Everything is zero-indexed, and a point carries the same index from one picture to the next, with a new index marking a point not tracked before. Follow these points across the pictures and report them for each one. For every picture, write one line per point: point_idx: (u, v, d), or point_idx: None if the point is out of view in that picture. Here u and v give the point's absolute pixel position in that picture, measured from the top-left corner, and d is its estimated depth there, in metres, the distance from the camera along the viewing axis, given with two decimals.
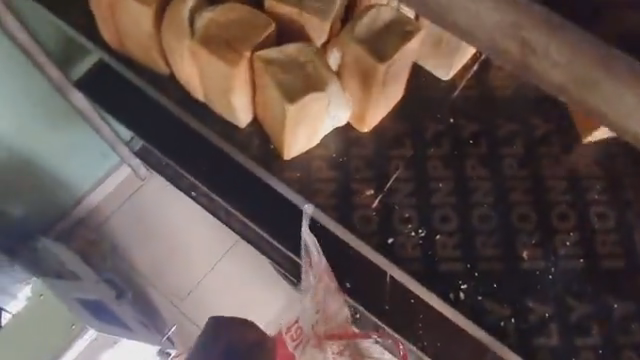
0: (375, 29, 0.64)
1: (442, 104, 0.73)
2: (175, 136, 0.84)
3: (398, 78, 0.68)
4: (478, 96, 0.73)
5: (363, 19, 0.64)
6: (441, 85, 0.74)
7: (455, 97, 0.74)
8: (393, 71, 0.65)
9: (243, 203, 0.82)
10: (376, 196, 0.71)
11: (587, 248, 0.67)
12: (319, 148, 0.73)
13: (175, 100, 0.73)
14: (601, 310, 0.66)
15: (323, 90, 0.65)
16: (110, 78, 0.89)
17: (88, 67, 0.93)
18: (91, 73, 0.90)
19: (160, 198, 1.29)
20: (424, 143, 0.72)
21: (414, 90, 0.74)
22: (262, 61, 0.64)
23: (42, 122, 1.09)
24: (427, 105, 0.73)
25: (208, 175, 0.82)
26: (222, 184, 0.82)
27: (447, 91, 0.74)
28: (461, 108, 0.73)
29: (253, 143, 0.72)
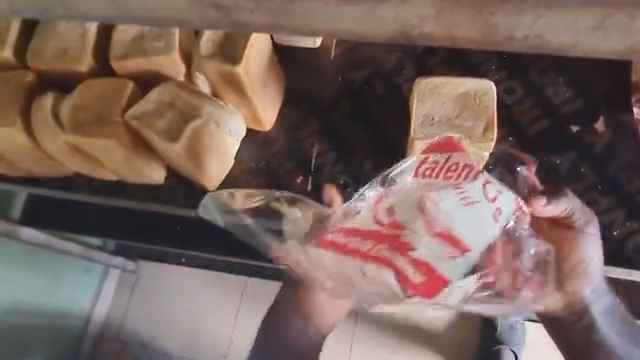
0: (218, 38, 0.65)
1: (326, 69, 0.77)
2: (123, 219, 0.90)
3: (267, 71, 0.69)
4: (353, 45, 0.77)
5: (203, 37, 0.64)
6: (315, 52, 0.77)
7: (333, 56, 0.77)
8: (256, 68, 0.66)
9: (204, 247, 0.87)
10: (307, 180, 0.74)
11: (511, 124, 0.71)
12: (237, 164, 0.76)
13: (93, 191, 0.77)
14: (546, 174, 0.69)
15: (199, 117, 0.66)
16: (44, 202, 0.95)
17: (20, 203, 0.99)
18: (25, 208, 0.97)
19: (158, 278, 1.54)
20: (326, 110, 0.76)
21: (294, 69, 0.77)
22: (134, 119, 0.65)
23: (14, 271, 1.30)
24: (313, 76, 0.77)
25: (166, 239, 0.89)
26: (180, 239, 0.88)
27: (324, 55, 0.77)
28: (344, 63, 0.77)
29: (180, 192, 0.76)
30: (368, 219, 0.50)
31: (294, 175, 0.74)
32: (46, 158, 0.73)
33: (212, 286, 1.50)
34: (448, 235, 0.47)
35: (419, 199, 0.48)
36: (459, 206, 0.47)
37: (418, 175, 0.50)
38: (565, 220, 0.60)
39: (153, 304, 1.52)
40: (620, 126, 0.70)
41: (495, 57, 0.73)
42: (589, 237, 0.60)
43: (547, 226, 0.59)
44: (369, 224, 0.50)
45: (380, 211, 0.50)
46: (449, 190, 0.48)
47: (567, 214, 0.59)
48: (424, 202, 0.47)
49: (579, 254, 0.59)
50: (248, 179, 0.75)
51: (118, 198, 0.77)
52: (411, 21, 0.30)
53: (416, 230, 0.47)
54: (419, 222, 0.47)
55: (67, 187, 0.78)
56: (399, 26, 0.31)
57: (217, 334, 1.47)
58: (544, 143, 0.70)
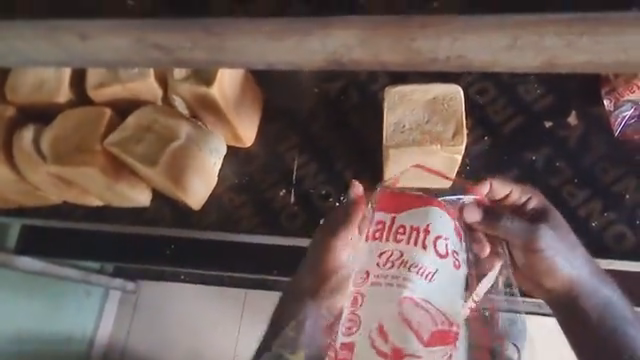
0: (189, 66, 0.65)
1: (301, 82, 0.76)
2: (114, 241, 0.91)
3: (244, 91, 0.69)
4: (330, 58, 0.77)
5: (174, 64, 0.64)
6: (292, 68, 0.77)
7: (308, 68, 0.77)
8: (231, 88, 0.67)
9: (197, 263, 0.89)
10: (290, 193, 0.75)
11: (486, 123, 0.72)
12: (220, 182, 0.77)
13: (81, 218, 0.79)
14: (523, 171, 0.70)
15: (177, 140, 0.67)
16: (36, 230, 0.96)
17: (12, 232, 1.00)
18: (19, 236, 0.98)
19: (159, 295, 1.55)
20: (304, 122, 0.76)
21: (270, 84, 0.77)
22: (114, 145, 0.67)
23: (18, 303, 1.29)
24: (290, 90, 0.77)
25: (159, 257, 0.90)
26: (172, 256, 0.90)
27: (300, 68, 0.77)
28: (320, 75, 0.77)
29: (165, 213, 0.77)
30: (367, 350, 0.42)
31: (277, 189, 0.75)
32: (31, 189, 0.74)
33: (212, 299, 1.51)
34: (437, 334, 0.42)
35: (395, 306, 0.42)
36: (427, 285, 0.43)
37: (381, 266, 0.44)
38: (534, 242, 0.52)
39: (153, 323, 1.54)
40: (591, 118, 0.71)
41: None
42: (564, 238, 0.54)
43: (518, 245, 0.53)
44: (366, 357, 0.42)
45: (347, 327, 0.44)
46: (412, 278, 0.43)
47: (537, 236, 0.52)
48: (400, 307, 0.42)
49: (544, 266, 0.53)
50: (232, 196, 0.76)
51: (105, 223, 0.78)
52: (339, 51, 0.26)
53: (401, 339, 0.42)
54: (405, 332, 0.42)
55: (56, 215, 0.79)
56: (329, 56, 0.26)
57: (220, 347, 1.48)
58: (519, 140, 0.71)
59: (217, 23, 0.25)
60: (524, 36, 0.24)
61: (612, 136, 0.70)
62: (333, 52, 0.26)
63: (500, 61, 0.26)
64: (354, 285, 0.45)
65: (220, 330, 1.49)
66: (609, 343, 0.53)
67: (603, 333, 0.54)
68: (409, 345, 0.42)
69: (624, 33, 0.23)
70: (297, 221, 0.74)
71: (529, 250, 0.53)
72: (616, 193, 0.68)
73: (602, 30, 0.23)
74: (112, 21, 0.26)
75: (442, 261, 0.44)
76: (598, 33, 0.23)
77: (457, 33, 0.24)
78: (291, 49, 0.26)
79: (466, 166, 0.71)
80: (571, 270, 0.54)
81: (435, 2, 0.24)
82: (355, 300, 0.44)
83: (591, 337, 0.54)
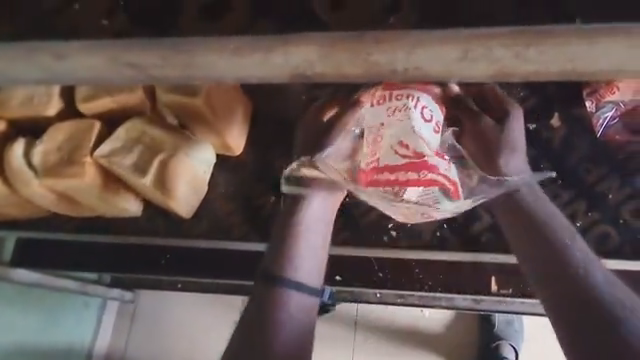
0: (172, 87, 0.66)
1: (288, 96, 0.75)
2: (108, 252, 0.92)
3: (230, 106, 0.70)
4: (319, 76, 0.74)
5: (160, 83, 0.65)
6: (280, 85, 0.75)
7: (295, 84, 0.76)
8: (218, 98, 0.68)
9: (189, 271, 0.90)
10: (279, 199, 0.76)
11: None
12: (211, 190, 0.78)
13: (74, 229, 0.80)
14: None
15: (164, 151, 0.68)
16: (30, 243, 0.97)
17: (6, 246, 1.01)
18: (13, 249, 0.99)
19: (155, 304, 1.59)
20: (293, 128, 0.77)
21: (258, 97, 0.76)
22: (104, 157, 0.68)
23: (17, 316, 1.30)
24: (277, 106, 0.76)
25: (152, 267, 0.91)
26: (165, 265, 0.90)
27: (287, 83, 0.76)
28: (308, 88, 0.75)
29: (158, 222, 0.78)
30: (392, 161, 0.53)
31: (268, 195, 0.77)
32: (24, 202, 0.75)
33: (208, 307, 1.56)
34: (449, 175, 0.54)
35: (410, 129, 0.53)
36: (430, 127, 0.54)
37: (389, 115, 0.54)
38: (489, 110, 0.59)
39: (151, 331, 1.57)
40: (573, 120, 0.71)
41: None
42: (512, 144, 0.58)
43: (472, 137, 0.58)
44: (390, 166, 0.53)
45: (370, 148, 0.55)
46: (412, 113, 0.53)
47: (485, 119, 0.58)
48: (412, 127, 0.53)
49: (491, 136, 0.58)
50: (223, 204, 0.77)
51: (99, 234, 0.79)
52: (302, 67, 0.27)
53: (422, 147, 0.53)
54: (420, 143, 0.52)
55: (49, 227, 0.80)
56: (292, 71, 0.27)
57: (217, 352, 1.52)
58: None
59: (191, 41, 0.26)
60: (472, 48, 0.25)
61: (595, 137, 0.70)
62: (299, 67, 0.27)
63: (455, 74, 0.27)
64: (369, 130, 0.56)
65: (214, 336, 1.53)
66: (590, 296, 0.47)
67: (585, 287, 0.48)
68: (424, 148, 0.52)
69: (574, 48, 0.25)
70: None
71: (474, 113, 0.58)
72: (600, 193, 0.69)
73: (548, 42, 0.25)
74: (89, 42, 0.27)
75: (428, 124, 0.54)
76: (544, 41, 0.25)
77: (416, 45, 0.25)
78: (259, 64, 0.27)
79: None
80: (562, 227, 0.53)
81: (392, 18, 0.26)
82: (376, 140, 0.54)
83: (567, 286, 0.48)
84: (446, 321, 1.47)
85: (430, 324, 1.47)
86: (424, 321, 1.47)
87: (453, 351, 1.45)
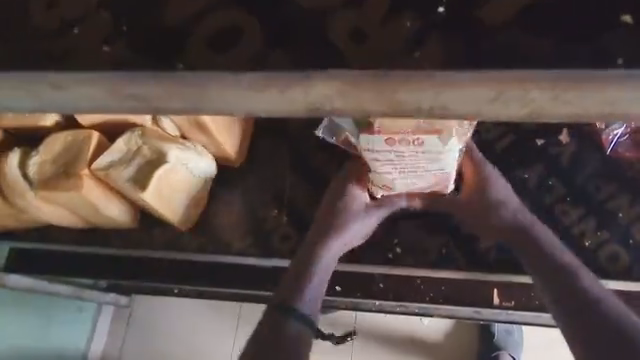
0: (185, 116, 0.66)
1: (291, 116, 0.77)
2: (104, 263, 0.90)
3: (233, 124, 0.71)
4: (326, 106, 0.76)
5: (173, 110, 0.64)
6: None
7: None
8: (218, 123, 0.67)
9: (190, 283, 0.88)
10: (281, 213, 0.74)
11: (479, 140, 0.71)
12: (211, 203, 0.76)
13: (71, 240, 0.78)
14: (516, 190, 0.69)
15: (167, 162, 0.66)
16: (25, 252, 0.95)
17: None
18: None
19: (151, 309, 1.57)
20: (297, 140, 0.76)
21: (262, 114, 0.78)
22: (102, 169, 0.66)
23: (8, 319, 1.28)
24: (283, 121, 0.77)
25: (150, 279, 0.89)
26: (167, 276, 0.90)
27: None
28: None
29: (157, 234, 0.76)
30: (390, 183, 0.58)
31: (269, 209, 0.75)
32: (19, 213, 0.73)
33: (205, 313, 1.54)
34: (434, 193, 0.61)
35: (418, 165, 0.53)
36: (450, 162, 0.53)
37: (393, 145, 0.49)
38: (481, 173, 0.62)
39: (147, 336, 1.55)
40: (583, 136, 0.70)
41: None
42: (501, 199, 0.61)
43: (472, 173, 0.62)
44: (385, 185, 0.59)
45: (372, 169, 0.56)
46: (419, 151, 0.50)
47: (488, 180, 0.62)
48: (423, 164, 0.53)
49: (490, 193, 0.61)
50: (224, 217, 0.75)
51: (95, 245, 0.77)
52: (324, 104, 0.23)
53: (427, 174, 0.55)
54: (425, 172, 0.54)
55: (45, 238, 0.79)
56: (308, 107, 0.24)
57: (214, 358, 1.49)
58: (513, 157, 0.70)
59: (198, 80, 0.24)
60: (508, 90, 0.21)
61: (604, 154, 0.70)
62: (312, 103, 0.23)
63: (488, 115, 0.22)
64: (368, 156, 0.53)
65: (213, 342, 1.51)
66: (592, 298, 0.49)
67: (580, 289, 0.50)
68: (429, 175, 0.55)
69: (628, 95, 0.20)
70: (290, 243, 0.73)
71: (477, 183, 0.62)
72: (609, 211, 0.68)
73: (593, 85, 0.20)
74: (86, 73, 0.25)
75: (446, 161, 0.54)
76: (587, 86, 0.20)
77: (438, 85, 0.21)
78: (270, 100, 0.24)
79: None
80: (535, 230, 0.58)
81: (419, 52, 0.22)
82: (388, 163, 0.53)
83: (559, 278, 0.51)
84: (444, 331, 1.46)
85: (428, 333, 1.46)
86: (422, 330, 1.46)
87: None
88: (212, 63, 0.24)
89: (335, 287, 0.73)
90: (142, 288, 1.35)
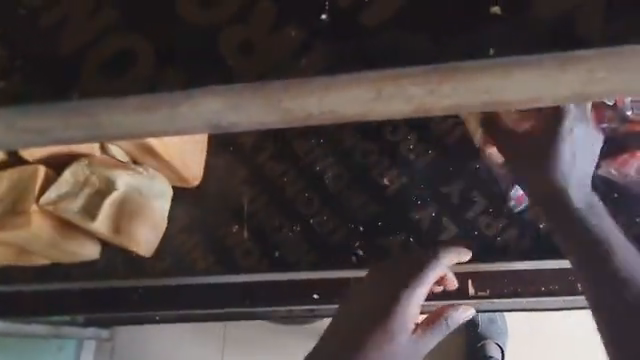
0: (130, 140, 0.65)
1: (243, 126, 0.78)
2: None
3: (185, 144, 0.69)
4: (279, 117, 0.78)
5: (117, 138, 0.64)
6: None
7: None
8: (170, 148, 0.67)
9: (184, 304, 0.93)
10: (243, 227, 0.74)
11: (428, 136, 0.73)
12: (171, 225, 0.76)
13: (32, 278, 0.76)
14: (469, 180, 0.71)
15: (117, 190, 0.66)
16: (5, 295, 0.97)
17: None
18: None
19: (134, 339, 1.56)
20: (250, 154, 0.77)
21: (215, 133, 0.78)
22: (51, 204, 0.64)
23: None
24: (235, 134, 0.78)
25: None
26: None
27: None
28: None
29: (119, 263, 0.75)
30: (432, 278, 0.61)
31: (230, 225, 0.74)
32: None
33: (190, 336, 1.53)
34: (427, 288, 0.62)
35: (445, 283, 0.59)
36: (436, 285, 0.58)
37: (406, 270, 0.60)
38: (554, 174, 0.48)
39: None
40: None
41: None
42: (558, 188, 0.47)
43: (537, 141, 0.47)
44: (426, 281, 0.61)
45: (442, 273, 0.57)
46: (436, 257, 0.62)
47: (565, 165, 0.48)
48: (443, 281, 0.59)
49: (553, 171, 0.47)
50: (185, 238, 0.75)
51: (57, 280, 0.76)
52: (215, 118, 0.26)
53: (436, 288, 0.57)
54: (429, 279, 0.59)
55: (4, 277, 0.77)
56: (207, 124, 0.26)
57: None
58: (464, 148, 0.72)
59: (97, 104, 0.26)
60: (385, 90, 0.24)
61: None
62: (209, 120, 0.26)
63: (374, 115, 0.26)
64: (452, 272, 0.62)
65: None
66: (604, 256, 0.43)
67: (602, 243, 0.44)
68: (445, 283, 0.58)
69: (497, 82, 0.24)
70: (253, 256, 0.73)
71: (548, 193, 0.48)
72: None
73: (463, 79, 0.24)
74: None
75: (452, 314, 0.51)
76: (453, 78, 0.24)
77: (320, 90, 0.25)
78: (166, 120, 0.26)
79: (401, 177, 0.73)
80: (565, 165, 0.48)
81: (304, 62, 0.26)
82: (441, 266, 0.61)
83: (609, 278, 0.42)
84: None
85: None
86: None
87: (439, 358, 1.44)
88: (104, 88, 0.27)
89: (313, 295, 0.75)
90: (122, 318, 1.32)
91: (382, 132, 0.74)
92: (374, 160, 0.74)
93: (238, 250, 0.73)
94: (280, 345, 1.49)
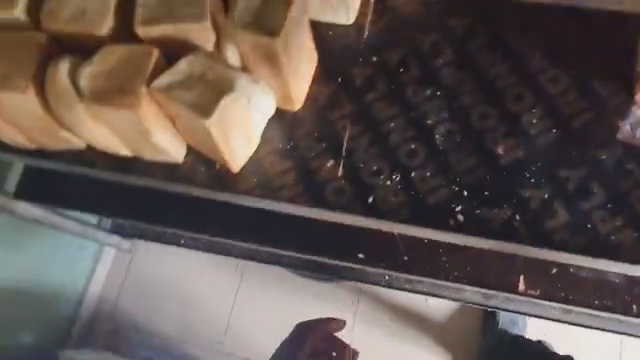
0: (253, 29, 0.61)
1: (357, 59, 0.73)
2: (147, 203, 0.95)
3: (299, 57, 0.67)
4: (397, 58, 0.73)
5: (242, 27, 0.61)
6: (352, 51, 0.73)
7: (368, 51, 0.73)
8: (289, 54, 0.64)
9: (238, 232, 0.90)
10: (338, 164, 0.70)
11: (554, 115, 0.69)
12: (263, 145, 0.72)
13: (105, 168, 0.73)
14: (591, 169, 0.66)
15: (233, 91, 0.61)
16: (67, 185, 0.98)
17: (32, 179, 1.02)
18: (42, 182, 1.02)
19: (151, 259, 1.54)
20: (358, 90, 0.72)
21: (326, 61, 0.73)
22: (161, 90, 0.60)
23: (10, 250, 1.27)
24: (347, 66, 0.73)
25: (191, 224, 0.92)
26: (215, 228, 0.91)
27: (359, 46, 0.74)
28: (383, 53, 0.73)
29: (200, 172, 0.71)
30: None
31: (324, 159, 0.70)
32: (58, 129, 0.69)
33: (207, 269, 1.51)
34: None
35: None
36: None
37: None
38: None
39: (147, 287, 1.53)
40: None
41: (538, 50, 0.71)
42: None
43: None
44: None
45: None
46: None
47: None
48: None
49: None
50: (274, 162, 0.71)
51: (131, 175, 0.72)
52: None
53: None
54: None
55: (76, 161, 0.74)
56: None
57: (215, 316, 1.48)
58: (590, 135, 0.67)
59: None
60: None
61: None
62: None
63: None
64: None
65: (215, 298, 1.49)
66: None
67: None
68: None
69: None
70: (344, 196, 0.69)
71: None
72: None
73: None
74: None
75: None
76: None
77: None
78: None
79: (518, 149, 0.68)
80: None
81: None
82: None
83: None
84: (449, 313, 1.42)
85: (434, 313, 1.43)
86: (429, 310, 1.43)
87: (452, 344, 1.40)
88: None
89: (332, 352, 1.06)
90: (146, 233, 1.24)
91: (504, 98, 0.70)
92: (492, 126, 0.69)
93: (329, 186, 0.69)
94: (298, 298, 1.46)
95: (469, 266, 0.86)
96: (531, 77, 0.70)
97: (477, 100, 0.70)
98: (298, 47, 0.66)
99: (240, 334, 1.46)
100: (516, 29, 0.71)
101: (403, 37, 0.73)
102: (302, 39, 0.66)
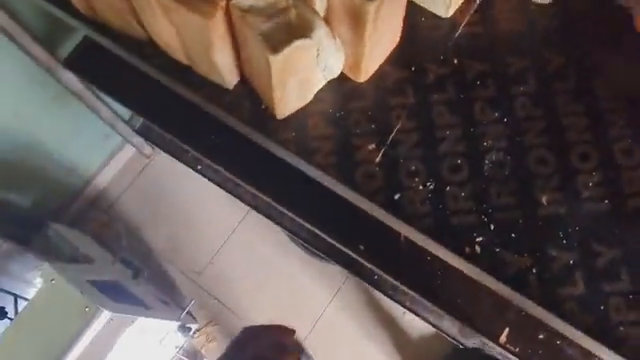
0: None
1: (438, 55, 0.69)
2: (184, 117, 0.95)
3: (383, 29, 0.64)
4: (478, 69, 0.69)
5: None
6: (436, 45, 0.70)
7: (452, 51, 0.69)
8: (376, 22, 0.61)
9: (256, 177, 0.90)
10: (379, 150, 0.68)
11: (612, 186, 0.65)
12: (313, 103, 0.69)
13: (157, 66, 0.72)
14: (628, 254, 0.62)
15: (309, 38, 0.58)
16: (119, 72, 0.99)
17: (86, 52, 1.03)
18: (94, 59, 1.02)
19: (163, 172, 1.55)
20: (426, 86, 0.69)
21: (407, 45, 0.70)
22: (240, 10, 0.58)
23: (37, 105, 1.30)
24: (426, 58, 0.69)
25: (218, 152, 0.92)
26: (237, 165, 0.91)
27: (445, 42, 0.70)
28: (467, 59, 0.69)
29: (244, 106, 0.70)
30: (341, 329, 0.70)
31: (368, 140, 0.68)
32: (128, 11, 0.69)
33: (211, 202, 1.52)
34: None
35: None
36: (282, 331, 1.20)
37: None
38: None
39: (151, 197, 1.55)
40: None
41: (623, 116, 0.66)
42: None
43: None
44: None
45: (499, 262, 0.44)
46: None
47: None
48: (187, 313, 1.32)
49: None
50: (319, 124, 0.69)
51: (178, 83, 0.71)
52: None
53: None
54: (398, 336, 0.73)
55: (132, 50, 0.73)
56: None
57: (202, 248, 1.50)
58: None
59: None
60: None
61: None
62: None
63: None
64: None
65: (208, 232, 1.50)
66: None
67: None
68: None
69: None
70: (373, 184, 0.67)
71: None
72: None
73: None
74: None
75: None
76: None
77: None
78: None
79: (563, 206, 0.64)
80: None
81: None
82: None
83: None
84: (424, 333, 1.39)
85: (409, 325, 1.41)
86: (405, 320, 1.40)
87: None
88: None
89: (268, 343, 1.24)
90: (169, 146, 1.25)
91: (570, 150, 0.66)
92: (544, 173, 0.65)
93: (362, 168, 0.67)
94: (285, 262, 1.46)
95: (462, 298, 0.83)
96: (605, 140, 0.66)
97: (541, 142, 0.66)
98: (387, 19, 0.63)
99: (219, 274, 1.47)
100: (611, 86, 0.67)
101: (493, 50, 0.69)
102: (393, 13, 0.63)
